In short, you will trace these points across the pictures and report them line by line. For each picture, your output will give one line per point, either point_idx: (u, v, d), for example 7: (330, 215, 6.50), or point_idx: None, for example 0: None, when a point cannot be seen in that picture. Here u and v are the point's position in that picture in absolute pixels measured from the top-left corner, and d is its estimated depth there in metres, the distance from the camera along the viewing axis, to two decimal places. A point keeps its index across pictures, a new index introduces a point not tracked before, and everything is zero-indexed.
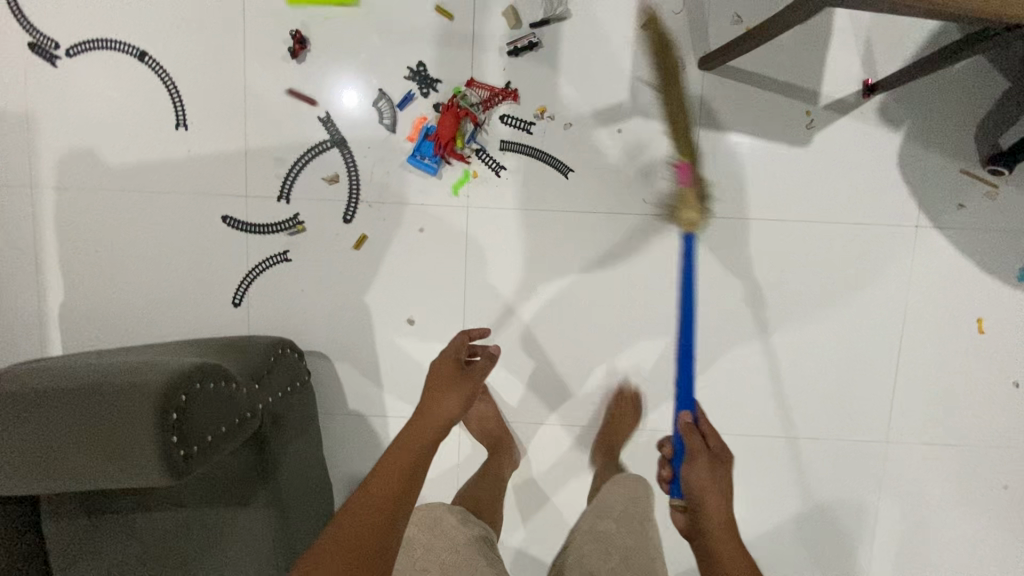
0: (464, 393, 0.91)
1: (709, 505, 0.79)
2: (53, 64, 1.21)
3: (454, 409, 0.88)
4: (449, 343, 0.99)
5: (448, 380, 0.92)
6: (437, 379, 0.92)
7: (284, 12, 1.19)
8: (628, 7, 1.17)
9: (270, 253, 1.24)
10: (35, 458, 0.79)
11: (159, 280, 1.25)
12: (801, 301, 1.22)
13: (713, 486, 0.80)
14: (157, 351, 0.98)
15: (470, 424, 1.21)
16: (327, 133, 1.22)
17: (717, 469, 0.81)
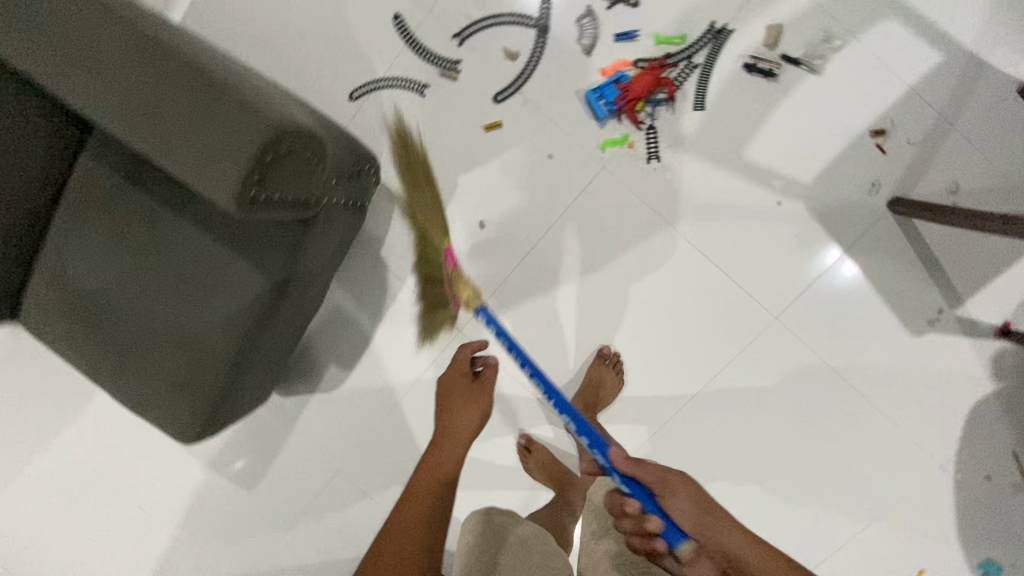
0: (475, 409, 0.96)
1: (697, 527, 0.70)
2: None
3: (473, 422, 0.94)
4: (452, 359, 1.02)
5: (465, 391, 0.98)
6: (450, 393, 0.98)
7: None
8: (874, 105, 1.10)
9: (411, 77, 1.20)
10: (128, 104, 0.78)
11: (307, 28, 1.22)
12: (800, 451, 1.22)
13: (698, 511, 0.71)
14: (279, 91, 0.94)
15: (536, 472, 1.29)
16: (537, 11, 1.14)
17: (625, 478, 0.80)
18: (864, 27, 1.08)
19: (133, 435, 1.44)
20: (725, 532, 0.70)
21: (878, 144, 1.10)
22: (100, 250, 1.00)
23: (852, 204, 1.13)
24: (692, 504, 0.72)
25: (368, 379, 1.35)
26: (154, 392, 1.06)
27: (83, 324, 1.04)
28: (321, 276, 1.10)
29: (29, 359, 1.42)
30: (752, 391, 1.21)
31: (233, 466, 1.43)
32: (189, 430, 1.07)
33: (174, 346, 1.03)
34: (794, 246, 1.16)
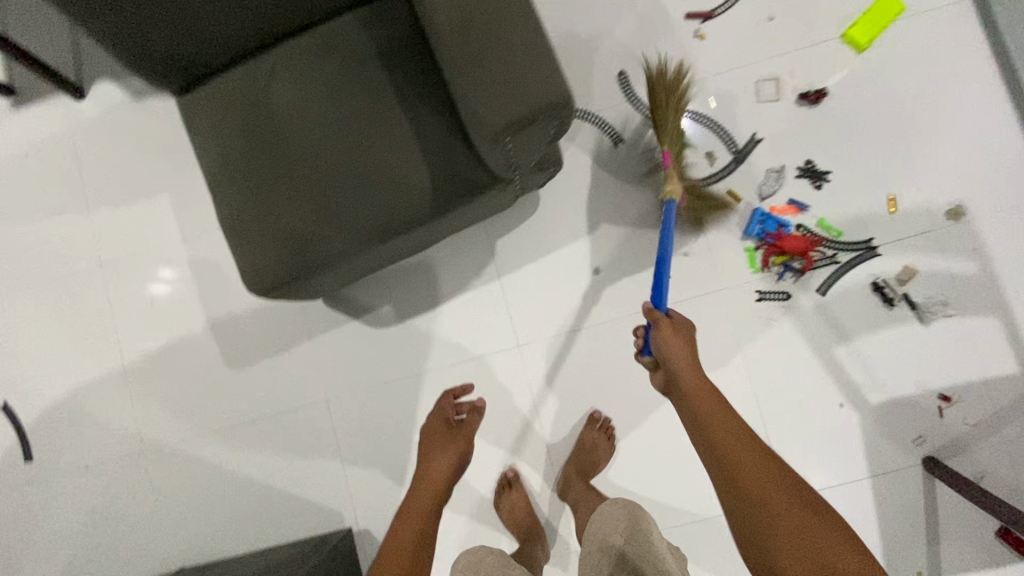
0: (453, 450, 1.06)
1: (679, 365, 0.90)
2: None
3: (446, 462, 1.05)
4: (435, 410, 1.14)
5: (442, 440, 1.08)
6: (429, 439, 1.09)
7: (832, 78, 1.30)
8: (953, 374, 1.24)
9: (615, 127, 1.33)
10: (468, 12, 0.86)
11: (557, 37, 1.35)
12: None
13: (684, 356, 0.91)
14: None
15: (502, 514, 1.28)
16: (742, 144, 1.30)
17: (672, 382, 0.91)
18: (979, 312, 1.25)
19: (176, 256, 1.43)
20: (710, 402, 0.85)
21: (941, 405, 1.24)
22: (316, 92, 1.04)
23: (896, 439, 1.24)
24: (679, 345, 0.92)
25: (413, 336, 1.36)
26: (260, 231, 1.04)
27: (246, 138, 1.05)
28: (457, 226, 1.14)
29: (139, 137, 1.44)
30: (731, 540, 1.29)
31: (238, 337, 1.40)
32: (265, 283, 1.04)
33: (310, 206, 1.03)
34: (833, 445, 1.26)
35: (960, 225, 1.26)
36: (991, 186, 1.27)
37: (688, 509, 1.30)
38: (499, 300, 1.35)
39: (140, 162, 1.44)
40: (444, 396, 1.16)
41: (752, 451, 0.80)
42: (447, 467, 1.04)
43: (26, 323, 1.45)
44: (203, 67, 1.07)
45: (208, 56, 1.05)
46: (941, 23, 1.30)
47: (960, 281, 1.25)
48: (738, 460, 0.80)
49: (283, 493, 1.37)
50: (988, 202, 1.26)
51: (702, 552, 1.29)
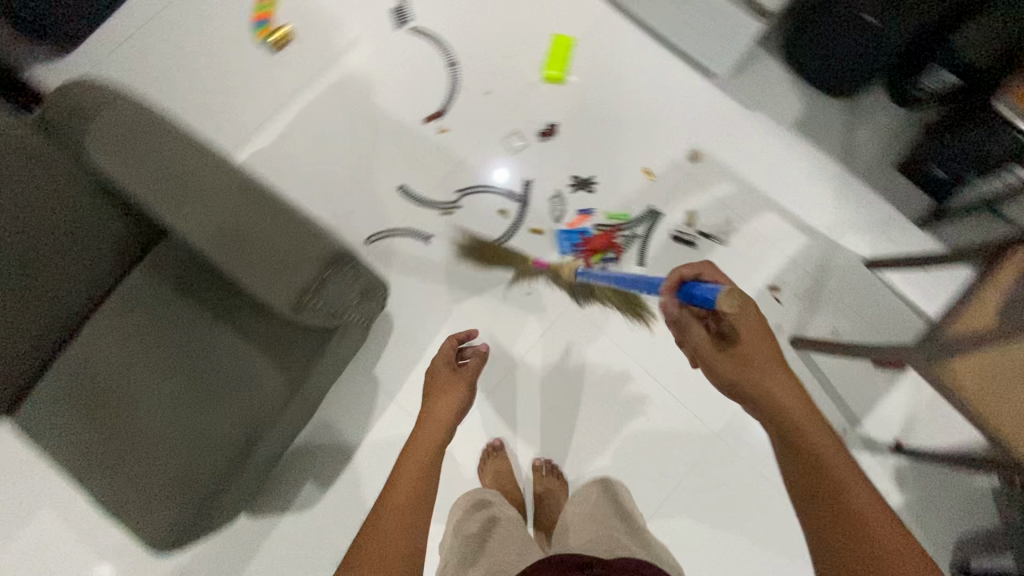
0: (459, 392, 1.08)
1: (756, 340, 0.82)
2: (397, 26, 1.63)
3: (454, 405, 1.06)
4: (439, 353, 1.18)
5: (448, 381, 1.11)
6: (436, 384, 1.11)
7: (556, 110, 1.57)
8: (769, 269, 1.48)
9: (419, 228, 1.50)
10: (227, 229, 0.99)
11: (334, 185, 1.51)
12: (747, 560, 1.37)
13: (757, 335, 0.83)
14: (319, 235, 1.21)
15: None
16: (521, 190, 1.52)
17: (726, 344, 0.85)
18: (757, 213, 1.51)
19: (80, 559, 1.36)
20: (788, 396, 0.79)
21: (776, 296, 1.46)
22: (134, 347, 1.10)
23: None
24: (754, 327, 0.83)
25: (349, 496, 1.38)
26: (137, 496, 1.05)
27: (90, 420, 1.08)
28: (324, 384, 1.22)
29: None
30: (701, 499, 1.39)
31: None
32: (168, 540, 1.04)
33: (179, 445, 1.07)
34: None
35: (706, 162, 1.53)
36: (710, 122, 1.55)
37: (654, 495, 1.39)
38: (405, 419, 1.42)
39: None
40: (446, 342, 1.19)
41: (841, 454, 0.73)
42: (454, 406, 1.05)
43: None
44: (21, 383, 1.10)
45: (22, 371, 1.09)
46: (607, 31, 1.61)
47: (731, 200, 1.51)
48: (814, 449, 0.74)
49: None
50: (715, 135, 1.55)
51: (690, 524, 1.39)
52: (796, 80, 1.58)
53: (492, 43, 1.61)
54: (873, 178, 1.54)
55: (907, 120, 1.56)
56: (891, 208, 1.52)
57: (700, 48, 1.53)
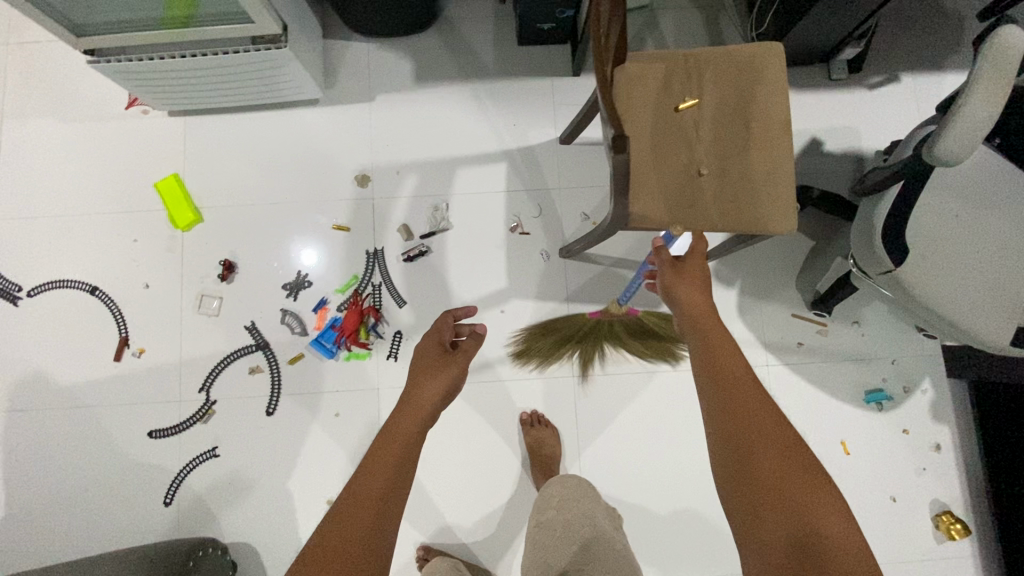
0: (449, 373, 0.98)
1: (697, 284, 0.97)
2: (13, 302, 1.42)
3: (445, 386, 0.96)
4: (435, 330, 1.09)
5: (437, 362, 0.99)
6: (422, 360, 1.01)
7: (219, 245, 1.43)
8: (498, 214, 1.45)
9: (199, 451, 1.36)
10: None
11: (95, 488, 1.35)
12: (675, 440, 1.41)
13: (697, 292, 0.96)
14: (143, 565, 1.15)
15: None
16: (252, 338, 1.40)
17: (682, 267, 0.99)
18: (450, 179, 1.46)
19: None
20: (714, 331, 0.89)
21: (521, 231, 1.44)
22: None
23: (542, 273, 1.44)
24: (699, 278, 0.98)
25: None
26: None
27: None
28: None
29: None
30: (606, 430, 1.41)
31: None
32: None
33: None
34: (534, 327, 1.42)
35: (376, 176, 1.46)
36: (348, 141, 1.47)
37: (573, 462, 1.39)
38: None
39: None
40: (444, 318, 1.11)
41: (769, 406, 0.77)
42: (441, 387, 0.95)
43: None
44: None
45: None
46: (198, 141, 1.46)
47: (422, 189, 1.46)
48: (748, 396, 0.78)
49: None
50: (362, 148, 1.47)
51: (616, 457, 1.40)
52: (382, 43, 1.50)
53: (111, 239, 1.44)
54: (509, 67, 1.49)
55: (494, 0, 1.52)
56: (542, 79, 1.49)
57: (278, 92, 1.41)
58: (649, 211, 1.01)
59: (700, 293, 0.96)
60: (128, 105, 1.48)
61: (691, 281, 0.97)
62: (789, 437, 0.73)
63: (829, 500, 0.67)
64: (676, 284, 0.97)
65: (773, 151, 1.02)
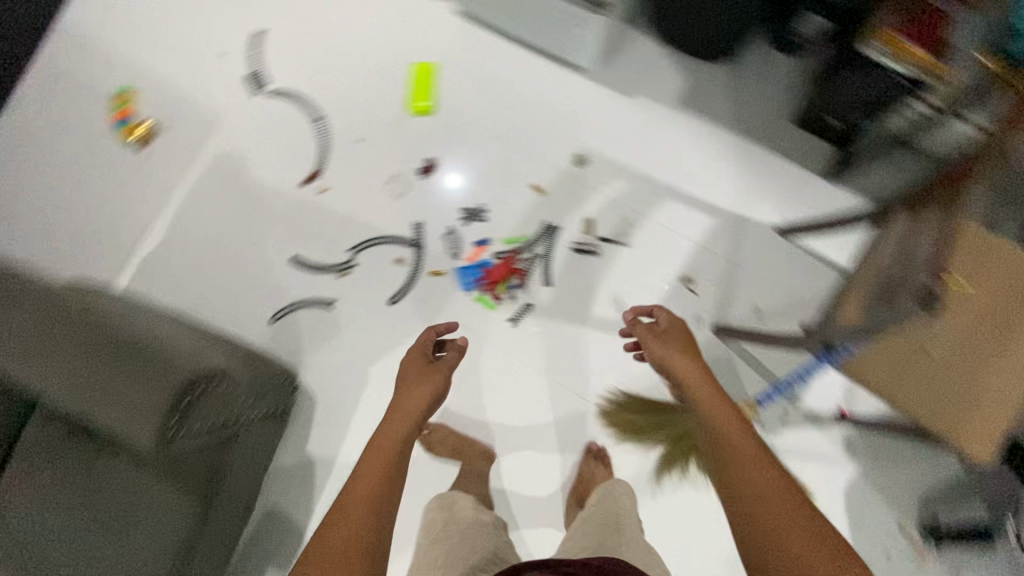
0: (428, 385, 1.15)
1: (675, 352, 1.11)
2: (254, 92, 1.58)
3: (427, 394, 1.13)
4: (419, 344, 1.24)
5: (418, 375, 1.18)
6: (408, 375, 1.18)
7: (432, 142, 1.51)
8: (678, 260, 1.42)
9: (319, 296, 1.48)
10: (80, 385, 0.99)
11: (229, 273, 1.50)
12: (711, 561, 1.33)
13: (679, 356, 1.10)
14: (190, 333, 1.25)
15: None
16: (412, 234, 1.48)
17: (661, 336, 1.14)
18: (656, 204, 1.44)
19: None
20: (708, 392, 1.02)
21: (690, 288, 1.41)
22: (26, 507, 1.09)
23: None
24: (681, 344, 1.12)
25: None
26: None
27: None
28: (245, 480, 1.25)
29: None
30: (656, 511, 1.35)
31: None
32: None
33: None
34: (646, 376, 1.41)
35: (593, 162, 1.47)
36: (588, 118, 1.49)
37: None
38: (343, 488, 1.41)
39: None
40: (426, 333, 1.27)
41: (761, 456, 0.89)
42: (424, 401, 1.12)
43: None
44: None
45: None
46: (466, 46, 1.54)
47: (626, 197, 1.45)
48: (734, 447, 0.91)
49: None
50: (597, 131, 1.48)
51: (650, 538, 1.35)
52: (669, 51, 1.49)
53: (352, 87, 1.56)
54: (770, 138, 1.45)
55: (793, 72, 1.47)
56: (794, 164, 1.43)
57: (559, 44, 1.44)
58: (857, 316, 0.94)
59: (692, 361, 1.09)
60: None
61: (670, 346, 1.12)
62: (752, 482, 0.85)
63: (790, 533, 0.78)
64: (659, 351, 1.12)
65: (1008, 373, 0.94)
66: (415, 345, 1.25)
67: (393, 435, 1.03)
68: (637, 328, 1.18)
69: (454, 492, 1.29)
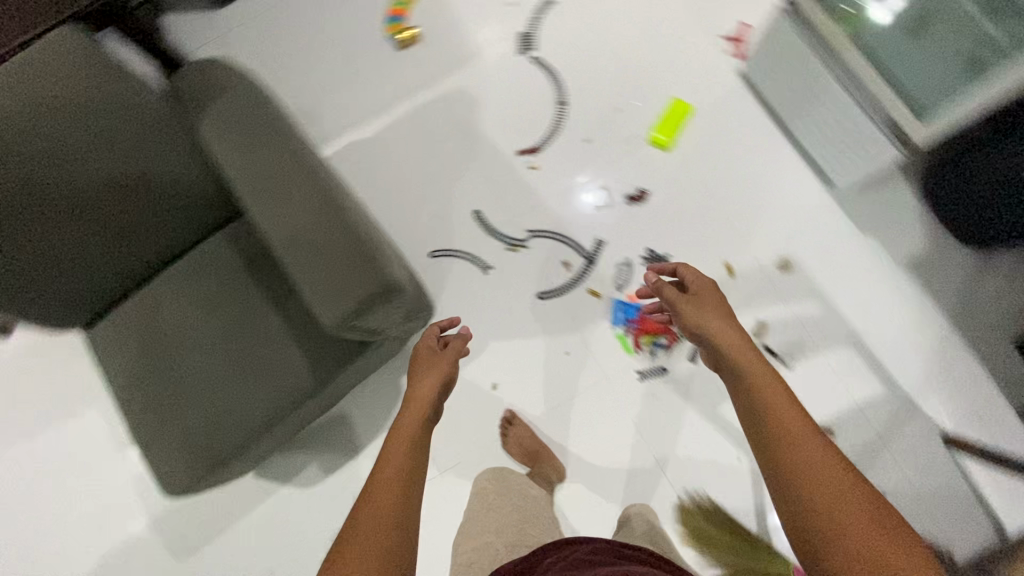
0: (439, 367, 1.06)
1: (700, 308, 0.91)
2: (519, 51, 1.61)
3: (439, 376, 1.04)
4: (423, 337, 1.15)
5: (427, 360, 1.09)
6: (417, 363, 1.10)
7: (653, 176, 1.51)
8: (829, 409, 1.36)
9: (481, 258, 1.51)
10: (296, 238, 1.03)
11: (415, 195, 1.55)
12: None
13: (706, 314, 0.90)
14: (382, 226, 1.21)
15: None
16: (591, 248, 1.49)
17: (693, 299, 0.94)
18: (831, 344, 1.39)
19: (110, 469, 1.52)
20: (745, 355, 0.81)
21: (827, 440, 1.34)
22: (195, 303, 1.22)
23: None
24: (713, 299, 0.92)
25: (343, 485, 1.45)
26: (162, 437, 1.18)
27: (144, 357, 1.21)
28: (354, 383, 1.28)
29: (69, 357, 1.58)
30: None
31: (187, 526, 1.46)
32: (179, 484, 1.16)
33: (207, 401, 1.19)
34: (735, 494, 1.38)
35: (792, 274, 1.43)
36: (809, 233, 1.45)
37: None
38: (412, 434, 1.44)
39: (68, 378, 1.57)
40: (429, 328, 1.18)
41: (826, 457, 0.66)
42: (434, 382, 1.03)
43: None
44: (109, 296, 1.25)
45: (122, 288, 1.25)
46: (729, 110, 1.53)
47: (808, 323, 1.40)
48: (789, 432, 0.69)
49: None
50: (811, 249, 1.44)
51: None
52: (919, 213, 1.44)
53: (605, 91, 1.57)
54: (974, 346, 1.39)
55: None
56: (985, 381, 1.37)
57: (824, 153, 1.41)
58: None
59: (720, 318, 0.88)
60: (723, 37, 1.57)
61: (704, 304, 0.91)
62: (806, 469, 0.65)
63: (844, 506, 0.61)
64: (693, 317, 0.90)
65: None
66: (418, 339, 1.16)
67: (413, 423, 0.94)
68: (665, 288, 0.97)
69: (489, 469, 1.32)
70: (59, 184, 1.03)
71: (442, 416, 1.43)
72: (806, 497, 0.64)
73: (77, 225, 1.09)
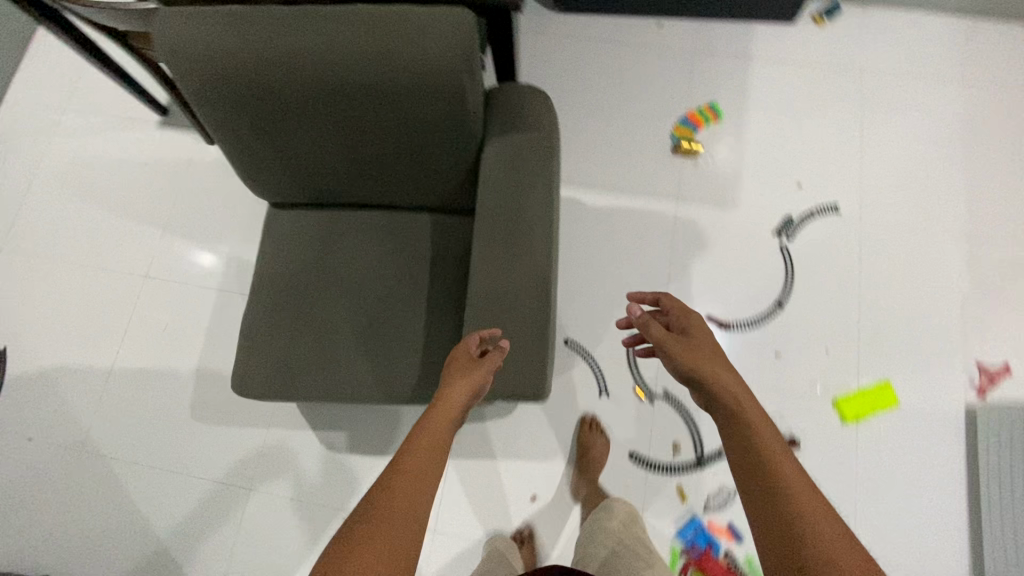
0: (478, 380, 0.92)
1: (693, 347, 0.87)
2: (776, 230, 1.52)
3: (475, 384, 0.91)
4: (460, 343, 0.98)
5: (462, 365, 0.94)
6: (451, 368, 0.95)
7: (812, 434, 1.37)
8: None
9: (607, 379, 1.45)
10: (491, 293, 1.03)
11: (592, 283, 1.51)
12: None
13: (695, 354, 0.86)
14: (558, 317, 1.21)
15: None
16: (708, 450, 1.39)
17: (684, 339, 0.88)
18: None
19: (201, 301, 1.60)
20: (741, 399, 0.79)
21: None
22: (370, 260, 1.27)
23: None
24: (699, 334, 0.90)
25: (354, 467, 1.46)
26: (264, 338, 1.23)
27: (301, 268, 1.28)
28: None
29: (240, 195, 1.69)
30: None
31: (220, 395, 1.52)
32: (248, 385, 1.21)
33: (316, 339, 1.22)
34: None
35: None
36: None
37: None
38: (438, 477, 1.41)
39: (227, 211, 1.67)
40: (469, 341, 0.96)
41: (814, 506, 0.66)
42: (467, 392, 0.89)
43: (50, 295, 1.62)
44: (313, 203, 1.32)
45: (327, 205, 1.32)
46: (932, 432, 1.37)
47: None
48: (789, 491, 0.67)
49: (167, 560, 1.43)
50: None
51: None
52: None
53: (827, 323, 1.45)
54: None
55: None
56: None
57: None
58: None
59: (712, 353, 0.86)
60: (979, 362, 1.40)
61: (696, 346, 0.87)
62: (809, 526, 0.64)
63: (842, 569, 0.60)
64: (685, 357, 0.85)
65: None
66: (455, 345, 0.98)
67: (436, 430, 0.83)
68: (652, 323, 0.91)
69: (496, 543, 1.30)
70: (344, 117, 1.06)
71: (474, 483, 1.40)
72: (806, 543, 0.62)
73: (333, 148, 1.13)
